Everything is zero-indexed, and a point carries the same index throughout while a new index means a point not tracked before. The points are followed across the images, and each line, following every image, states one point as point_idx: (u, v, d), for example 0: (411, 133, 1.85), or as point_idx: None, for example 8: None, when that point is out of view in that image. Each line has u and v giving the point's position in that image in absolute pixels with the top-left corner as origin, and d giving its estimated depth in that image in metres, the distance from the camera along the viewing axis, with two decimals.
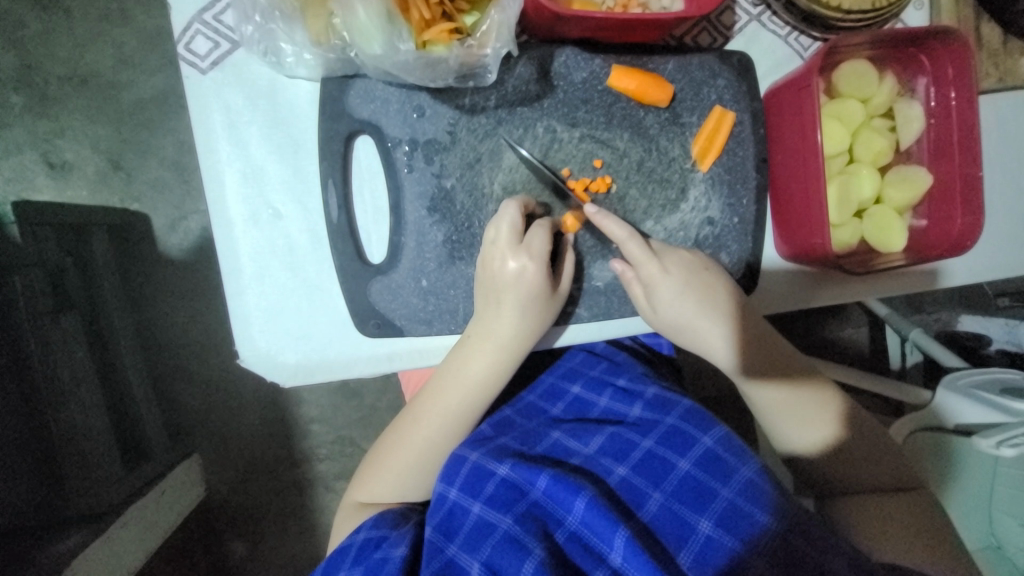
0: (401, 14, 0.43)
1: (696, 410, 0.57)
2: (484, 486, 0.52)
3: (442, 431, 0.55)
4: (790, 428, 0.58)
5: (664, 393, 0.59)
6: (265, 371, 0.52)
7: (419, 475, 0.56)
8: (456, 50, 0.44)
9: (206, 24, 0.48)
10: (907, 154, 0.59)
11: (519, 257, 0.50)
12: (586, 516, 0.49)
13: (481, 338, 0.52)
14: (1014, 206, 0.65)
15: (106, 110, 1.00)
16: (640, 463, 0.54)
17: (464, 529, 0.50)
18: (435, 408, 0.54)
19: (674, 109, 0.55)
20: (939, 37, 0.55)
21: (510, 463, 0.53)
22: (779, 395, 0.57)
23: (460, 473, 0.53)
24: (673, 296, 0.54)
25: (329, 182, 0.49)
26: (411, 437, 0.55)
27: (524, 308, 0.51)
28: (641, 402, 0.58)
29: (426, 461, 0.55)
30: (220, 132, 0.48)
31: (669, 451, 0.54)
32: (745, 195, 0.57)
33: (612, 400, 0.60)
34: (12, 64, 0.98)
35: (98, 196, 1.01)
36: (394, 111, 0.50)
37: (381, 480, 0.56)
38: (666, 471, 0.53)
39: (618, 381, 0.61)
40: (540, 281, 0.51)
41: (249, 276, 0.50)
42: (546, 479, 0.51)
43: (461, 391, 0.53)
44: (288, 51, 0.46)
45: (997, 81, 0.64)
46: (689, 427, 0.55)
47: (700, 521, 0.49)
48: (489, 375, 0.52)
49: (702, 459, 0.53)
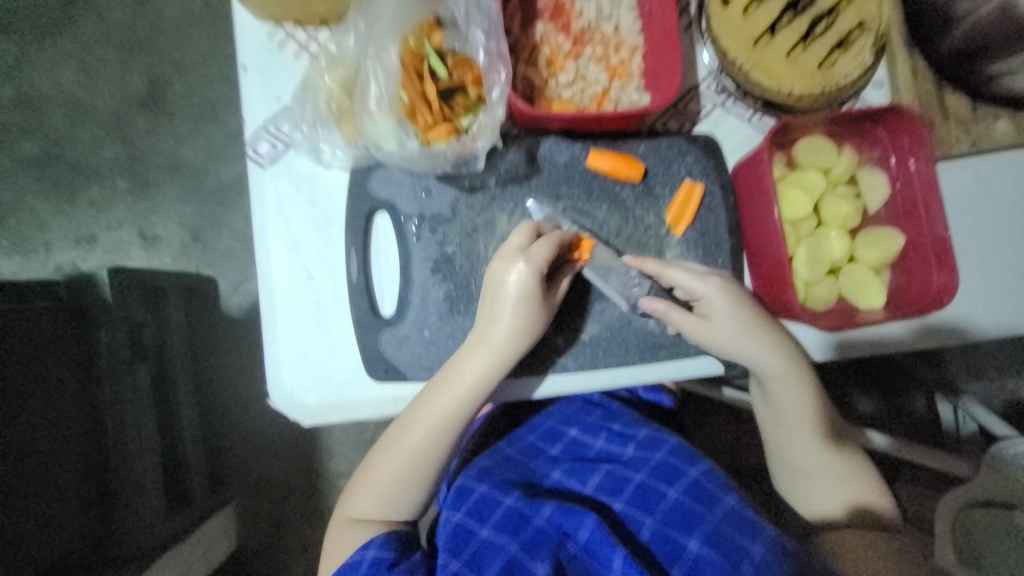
0: (409, 119, 0.55)
1: (684, 446, 0.64)
2: (492, 511, 0.58)
3: (436, 437, 0.57)
4: (799, 472, 0.64)
5: (654, 433, 0.65)
6: (289, 410, 0.60)
7: (406, 486, 0.59)
8: (453, 145, 0.55)
9: (269, 132, 0.60)
10: (876, 217, 0.63)
11: (520, 266, 0.55)
12: (593, 537, 0.55)
13: (474, 340, 0.56)
14: (993, 267, 0.68)
15: (192, 192, 1.21)
16: (635, 495, 0.60)
17: (468, 550, 0.56)
18: (430, 410, 0.57)
19: (648, 183, 0.63)
20: (890, 114, 0.60)
21: (516, 494, 0.59)
22: (799, 436, 0.63)
23: (467, 502, 0.60)
24: (721, 334, 0.58)
25: (351, 249, 0.60)
26: (406, 446, 0.57)
27: (517, 309, 0.55)
28: (634, 443, 0.64)
29: (420, 468, 0.58)
30: (268, 210, 0.60)
31: (660, 482, 0.60)
32: (720, 256, 0.63)
33: (607, 441, 0.66)
34: (123, 156, 1.23)
35: (179, 262, 1.21)
36: (407, 192, 0.60)
37: (371, 492, 0.59)
38: (659, 500, 0.59)
39: (613, 425, 0.67)
40: (537, 288, 0.55)
41: (282, 327, 0.59)
42: (551, 507, 0.58)
43: (451, 395, 0.56)
44: (327, 150, 0.58)
45: (970, 145, 0.68)
46: (677, 460, 0.62)
47: (690, 541, 0.56)
48: (481, 380, 0.56)
49: (691, 487, 0.60)
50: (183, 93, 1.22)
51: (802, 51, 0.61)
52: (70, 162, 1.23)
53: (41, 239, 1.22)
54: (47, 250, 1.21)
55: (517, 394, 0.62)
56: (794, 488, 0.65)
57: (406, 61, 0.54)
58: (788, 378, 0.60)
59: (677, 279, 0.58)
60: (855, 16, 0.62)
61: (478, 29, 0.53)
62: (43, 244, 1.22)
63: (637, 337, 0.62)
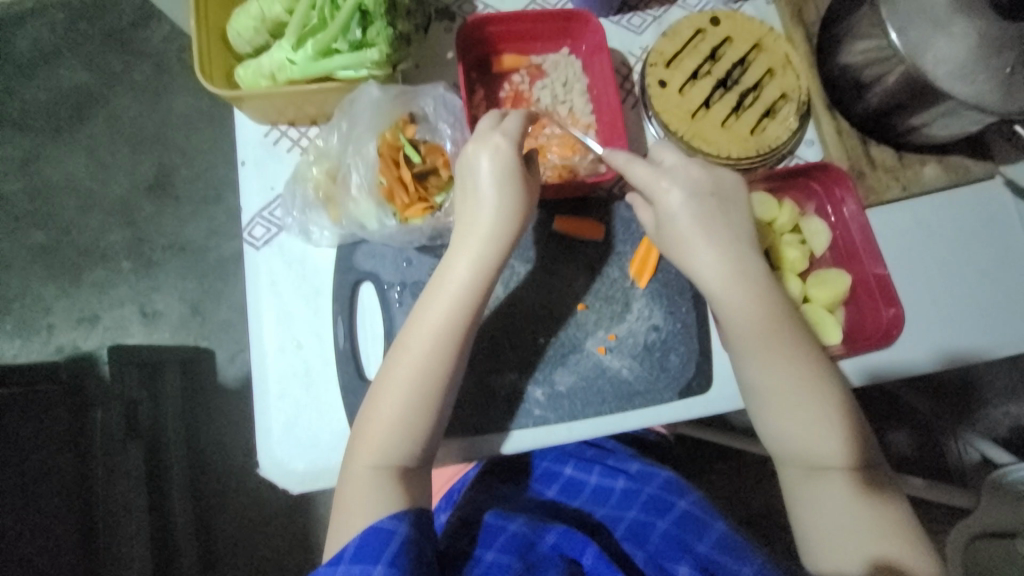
0: (389, 201, 0.62)
1: (676, 481, 0.66)
2: (497, 538, 0.58)
3: (444, 346, 0.55)
4: (799, 409, 0.57)
5: (648, 467, 0.68)
6: (279, 478, 0.62)
7: (413, 413, 0.55)
8: (429, 221, 0.62)
9: (264, 219, 0.66)
10: (822, 259, 0.69)
11: (490, 147, 0.56)
12: (595, 563, 0.56)
13: (463, 235, 0.57)
14: (943, 298, 0.72)
15: (193, 268, 1.28)
16: (629, 528, 0.62)
17: (474, 572, 0.56)
18: (432, 313, 0.55)
19: (610, 242, 0.69)
20: (821, 169, 0.68)
21: (522, 521, 0.60)
22: (788, 359, 0.57)
23: (475, 532, 0.61)
24: (696, 229, 0.58)
25: (338, 318, 0.64)
26: (409, 358, 0.55)
27: (500, 195, 0.56)
28: (625, 476, 0.67)
29: (431, 382, 0.55)
30: (261, 286, 0.65)
31: (651, 515, 0.62)
32: (683, 304, 0.68)
33: (600, 476, 0.68)
34: (128, 239, 1.30)
35: (178, 336, 1.25)
36: (389, 263, 0.66)
37: (378, 435, 0.54)
38: (650, 532, 0.60)
39: (607, 460, 0.70)
40: (512, 162, 0.56)
41: (273, 396, 0.63)
42: (555, 533, 0.58)
43: (448, 295, 0.56)
44: (315, 231, 0.64)
45: (902, 189, 0.74)
46: (667, 494, 0.64)
47: (679, 569, 0.56)
48: (477, 273, 0.56)
49: (680, 518, 0.61)
50: (188, 179, 1.32)
51: (734, 121, 0.69)
52: (78, 246, 1.30)
53: (44, 320, 1.26)
54: (49, 331, 1.26)
55: (500, 449, 0.64)
56: (799, 444, 0.57)
57: (383, 151, 0.61)
58: (765, 283, 0.58)
59: (637, 176, 0.60)
60: (778, 89, 0.71)
61: (445, 124, 0.63)
62: (46, 326, 1.26)
63: (613, 386, 0.65)
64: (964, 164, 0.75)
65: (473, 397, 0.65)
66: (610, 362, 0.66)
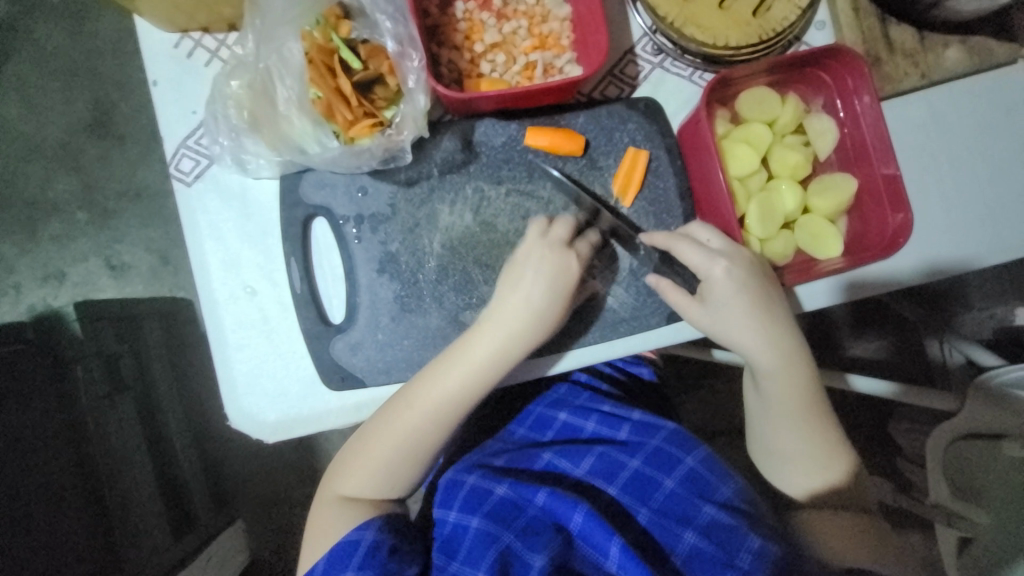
0: (329, 119, 0.53)
1: (680, 432, 0.64)
2: (483, 503, 0.58)
3: (441, 417, 0.56)
4: (782, 457, 0.62)
5: (648, 417, 0.65)
6: (250, 430, 0.59)
7: (403, 467, 0.57)
8: (378, 140, 0.53)
9: (190, 148, 0.57)
10: (827, 163, 0.62)
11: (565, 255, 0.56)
12: (584, 526, 0.56)
13: (490, 322, 0.55)
14: (953, 202, 0.66)
15: (156, 216, 1.19)
16: (628, 482, 0.60)
17: (464, 546, 0.56)
18: (434, 391, 0.55)
19: (591, 156, 0.61)
20: (831, 54, 0.58)
21: (508, 483, 0.59)
22: (789, 420, 0.60)
23: (458, 496, 0.59)
24: (744, 292, 0.56)
25: (291, 259, 0.58)
26: (405, 420, 0.55)
27: (547, 294, 0.56)
28: (628, 425, 0.65)
29: (426, 443, 0.56)
30: (202, 230, 0.58)
31: (655, 471, 0.61)
32: (672, 222, 0.62)
33: (598, 423, 0.65)
34: (77, 186, 1.19)
35: (151, 289, 1.19)
36: (341, 194, 0.58)
37: (361, 472, 0.57)
38: (654, 489, 0.60)
39: (602, 407, 0.67)
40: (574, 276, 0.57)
41: (233, 347, 0.58)
42: (544, 496, 0.58)
43: (459, 375, 0.55)
44: (251, 160, 0.56)
45: (921, 78, 0.65)
46: (673, 448, 0.62)
47: (684, 532, 0.57)
48: (491, 362, 0.55)
49: (687, 478, 0.60)
50: (132, 115, 1.18)
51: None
52: (25, 199, 1.19)
53: (7, 281, 1.19)
54: (15, 292, 1.19)
55: None
56: (782, 472, 0.62)
57: (312, 56, 0.51)
58: (786, 352, 0.58)
59: (687, 258, 0.57)
60: None
61: (384, 15, 0.52)
62: (10, 285, 1.19)
63: (597, 315, 0.61)
64: (993, 45, 0.65)
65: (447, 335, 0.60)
66: (592, 291, 0.61)
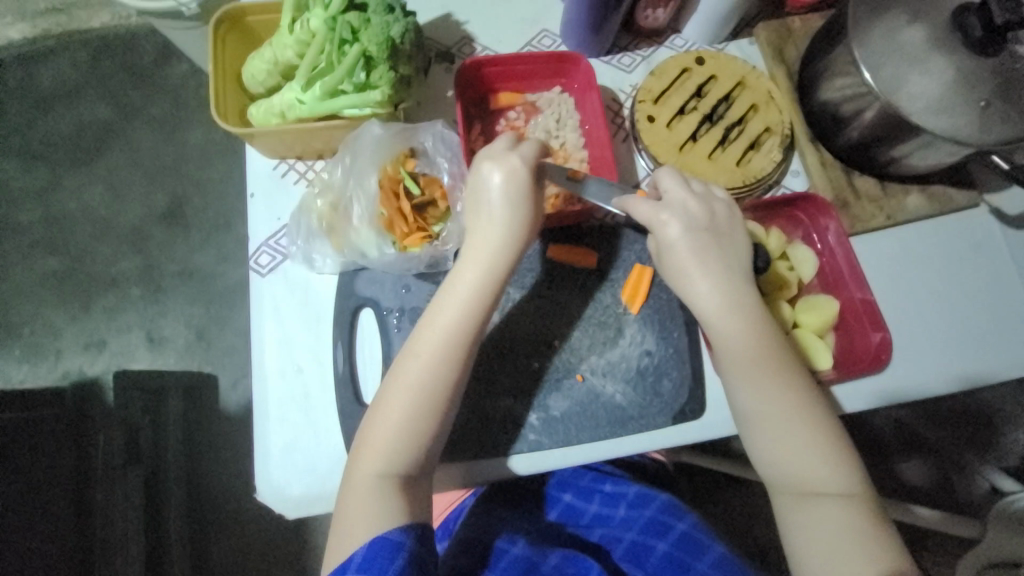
0: (389, 230, 0.65)
1: (673, 502, 0.67)
2: (500, 562, 0.60)
3: (448, 350, 0.57)
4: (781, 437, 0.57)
5: (644, 490, 0.68)
6: (274, 502, 0.62)
7: (417, 418, 0.56)
8: (427, 249, 0.65)
9: (270, 247, 0.69)
10: (811, 286, 0.70)
11: (505, 165, 0.60)
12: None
13: (474, 243, 0.59)
14: (933, 324, 0.73)
15: (202, 295, 1.31)
16: (628, 550, 0.63)
17: None
18: (437, 323, 0.58)
19: (603, 269, 0.71)
20: (801, 199, 0.71)
21: (524, 542, 0.62)
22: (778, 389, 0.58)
23: (473, 552, 0.63)
24: (690, 256, 0.60)
25: (338, 342, 0.66)
26: (416, 365, 0.57)
27: (513, 202, 0.59)
28: (625, 504, 0.67)
29: (442, 383, 0.56)
30: (265, 312, 0.67)
31: (650, 538, 0.63)
32: (675, 328, 0.69)
33: (600, 505, 0.68)
34: (139, 265, 1.34)
35: (183, 362, 1.26)
36: (389, 289, 0.68)
37: (382, 439, 0.56)
38: (650, 554, 0.62)
39: (604, 487, 0.69)
40: (526, 182, 0.60)
41: (273, 419, 0.64)
42: (558, 556, 0.60)
43: (458, 302, 0.58)
44: (319, 259, 0.67)
45: (888, 218, 0.77)
46: (667, 516, 0.65)
47: None
48: (485, 279, 0.58)
49: (680, 540, 0.63)
50: (200, 208, 1.37)
51: (721, 153, 0.73)
52: (89, 274, 1.34)
53: (53, 345, 1.29)
54: (56, 356, 1.28)
55: (500, 472, 0.65)
56: (773, 459, 0.57)
57: (384, 184, 0.65)
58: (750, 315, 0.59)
59: (639, 214, 0.62)
60: (761, 123, 0.75)
61: (444, 158, 0.67)
62: (54, 350, 1.29)
63: (607, 411, 0.66)
64: (948, 195, 0.77)
65: (469, 422, 0.66)
66: (603, 386, 0.67)
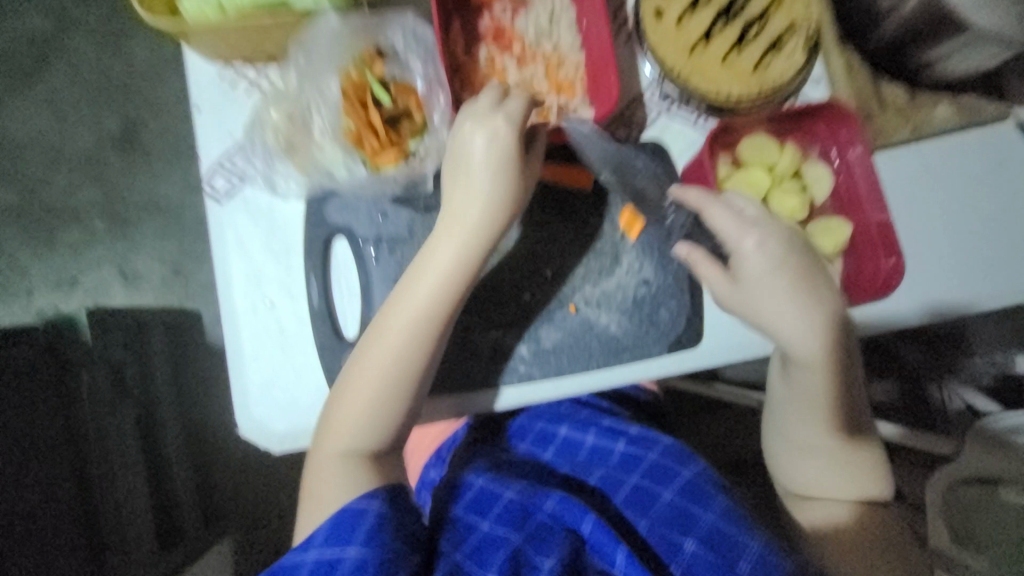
0: (357, 146, 0.57)
1: (676, 446, 0.66)
2: (492, 507, 0.60)
3: (417, 338, 0.55)
4: (813, 454, 0.63)
5: (643, 431, 0.69)
6: (257, 438, 0.60)
7: (385, 398, 0.56)
8: (401, 168, 0.58)
9: (223, 167, 0.61)
10: (823, 208, 0.65)
11: (491, 126, 0.54)
12: (593, 532, 0.56)
13: (451, 222, 0.56)
14: (944, 246, 0.69)
15: (173, 228, 1.23)
16: (629, 495, 0.61)
17: (470, 543, 0.56)
18: (418, 286, 0.55)
19: (600, 191, 0.65)
20: (823, 109, 0.63)
21: (517, 488, 0.61)
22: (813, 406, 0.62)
23: (466, 498, 0.62)
24: (764, 276, 0.58)
25: (311, 275, 0.61)
26: (388, 356, 0.55)
27: (495, 174, 0.55)
28: (624, 439, 0.68)
29: (406, 372, 0.55)
30: (227, 243, 0.61)
31: (653, 484, 0.62)
32: (676, 256, 0.65)
33: (597, 438, 0.69)
34: (100, 197, 1.24)
35: (162, 298, 1.21)
36: (363, 216, 0.61)
37: (350, 420, 0.56)
38: (653, 501, 0.60)
39: (602, 422, 0.71)
40: (511, 142, 0.55)
41: (248, 356, 0.60)
42: (553, 501, 0.59)
43: (433, 289, 0.55)
44: (281, 181, 0.60)
45: (912, 132, 0.70)
46: (670, 461, 0.64)
47: (685, 541, 0.56)
48: (459, 265, 0.55)
49: (684, 488, 0.61)
50: (158, 132, 1.24)
51: (737, 55, 0.64)
52: (47, 206, 1.24)
53: (22, 284, 1.22)
54: (28, 295, 1.22)
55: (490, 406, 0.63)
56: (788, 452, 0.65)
57: (348, 91, 0.57)
58: (821, 338, 0.59)
59: (717, 218, 0.58)
60: (785, 19, 0.65)
61: (416, 60, 0.58)
62: (24, 289, 1.22)
63: (601, 342, 0.64)
64: (981, 105, 0.70)
65: (456, 356, 0.63)
66: (597, 317, 0.64)
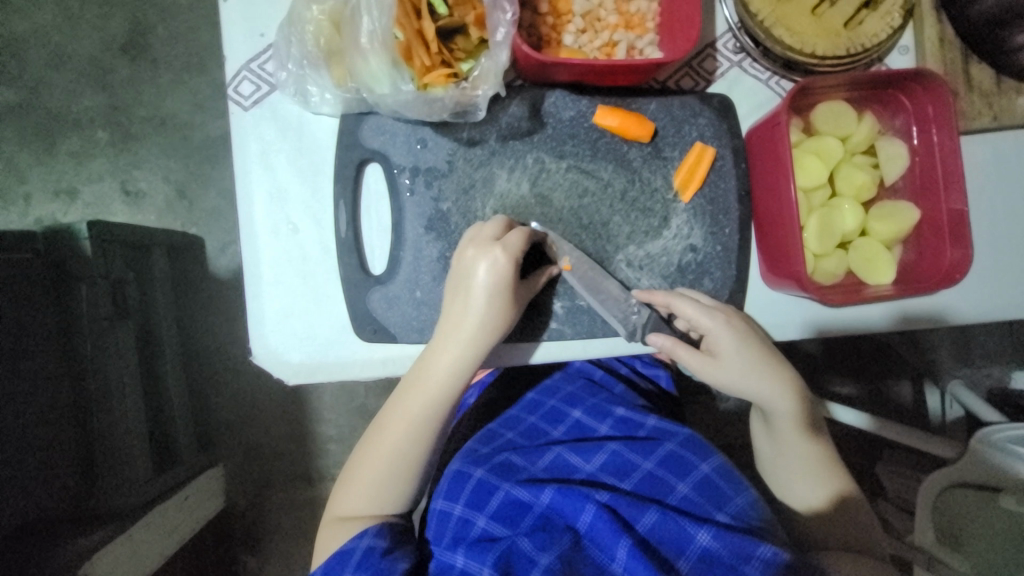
0: (406, 61, 0.51)
1: (696, 439, 0.65)
2: (491, 500, 0.60)
3: (416, 433, 0.57)
4: (789, 472, 0.63)
5: (664, 425, 0.66)
6: (273, 368, 0.57)
7: (389, 487, 0.58)
8: (451, 92, 0.52)
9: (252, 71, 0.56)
10: (891, 188, 0.61)
11: (488, 255, 0.53)
12: (592, 524, 0.57)
13: (449, 332, 0.55)
14: (1002, 247, 0.65)
15: (179, 146, 1.16)
16: (643, 481, 0.62)
17: (470, 537, 0.58)
18: (433, 373, 0.55)
19: (656, 145, 0.60)
20: (916, 79, 0.57)
21: (514, 482, 0.60)
22: (799, 450, 0.62)
23: (465, 490, 0.61)
24: (753, 374, 0.58)
25: (340, 202, 0.56)
26: (390, 446, 0.57)
27: (490, 297, 0.53)
28: (642, 432, 0.66)
29: (411, 462, 0.57)
30: (251, 156, 0.56)
31: (669, 474, 0.62)
32: (728, 224, 0.61)
33: (611, 427, 0.66)
34: (103, 104, 1.16)
35: (163, 220, 1.17)
36: (400, 143, 0.57)
37: (356, 494, 0.58)
38: (668, 492, 0.61)
39: (617, 411, 0.67)
40: (508, 275, 0.53)
41: (267, 281, 0.56)
42: (551, 493, 0.59)
43: (427, 392, 0.56)
44: (314, 92, 0.54)
45: (992, 120, 0.64)
46: (690, 454, 0.63)
47: (700, 533, 0.56)
48: (455, 373, 0.55)
49: (700, 483, 0.61)
50: (167, 40, 1.15)
51: (830, 6, 0.57)
52: (48, 108, 1.16)
53: (19, 190, 1.15)
54: (25, 202, 1.15)
55: (518, 360, 0.61)
56: (783, 480, 0.63)
57: None
58: (795, 392, 0.61)
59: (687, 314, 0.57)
60: None
61: None
62: (21, 195, 1.16)
63: None
64: None
65: None
66: (637, 280, 0.60)
